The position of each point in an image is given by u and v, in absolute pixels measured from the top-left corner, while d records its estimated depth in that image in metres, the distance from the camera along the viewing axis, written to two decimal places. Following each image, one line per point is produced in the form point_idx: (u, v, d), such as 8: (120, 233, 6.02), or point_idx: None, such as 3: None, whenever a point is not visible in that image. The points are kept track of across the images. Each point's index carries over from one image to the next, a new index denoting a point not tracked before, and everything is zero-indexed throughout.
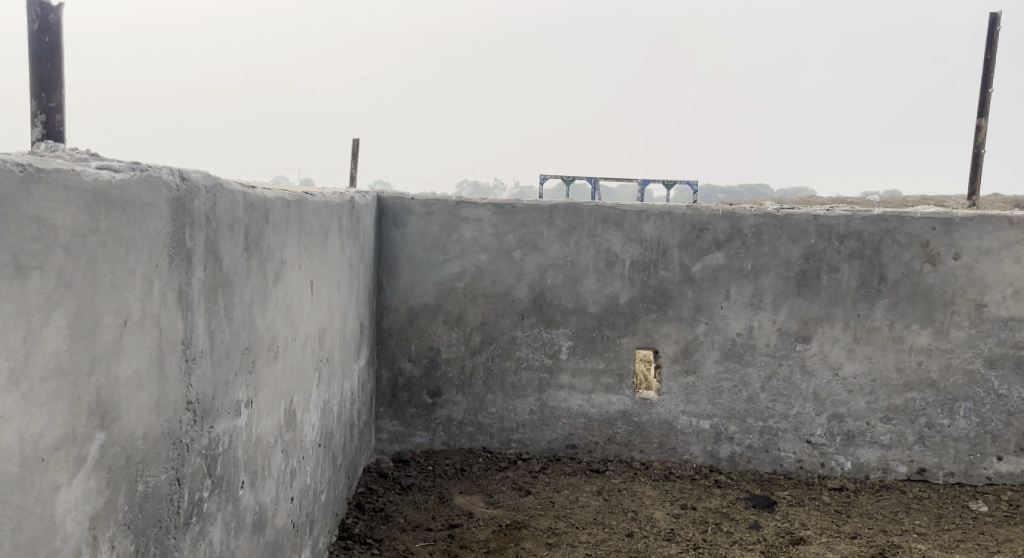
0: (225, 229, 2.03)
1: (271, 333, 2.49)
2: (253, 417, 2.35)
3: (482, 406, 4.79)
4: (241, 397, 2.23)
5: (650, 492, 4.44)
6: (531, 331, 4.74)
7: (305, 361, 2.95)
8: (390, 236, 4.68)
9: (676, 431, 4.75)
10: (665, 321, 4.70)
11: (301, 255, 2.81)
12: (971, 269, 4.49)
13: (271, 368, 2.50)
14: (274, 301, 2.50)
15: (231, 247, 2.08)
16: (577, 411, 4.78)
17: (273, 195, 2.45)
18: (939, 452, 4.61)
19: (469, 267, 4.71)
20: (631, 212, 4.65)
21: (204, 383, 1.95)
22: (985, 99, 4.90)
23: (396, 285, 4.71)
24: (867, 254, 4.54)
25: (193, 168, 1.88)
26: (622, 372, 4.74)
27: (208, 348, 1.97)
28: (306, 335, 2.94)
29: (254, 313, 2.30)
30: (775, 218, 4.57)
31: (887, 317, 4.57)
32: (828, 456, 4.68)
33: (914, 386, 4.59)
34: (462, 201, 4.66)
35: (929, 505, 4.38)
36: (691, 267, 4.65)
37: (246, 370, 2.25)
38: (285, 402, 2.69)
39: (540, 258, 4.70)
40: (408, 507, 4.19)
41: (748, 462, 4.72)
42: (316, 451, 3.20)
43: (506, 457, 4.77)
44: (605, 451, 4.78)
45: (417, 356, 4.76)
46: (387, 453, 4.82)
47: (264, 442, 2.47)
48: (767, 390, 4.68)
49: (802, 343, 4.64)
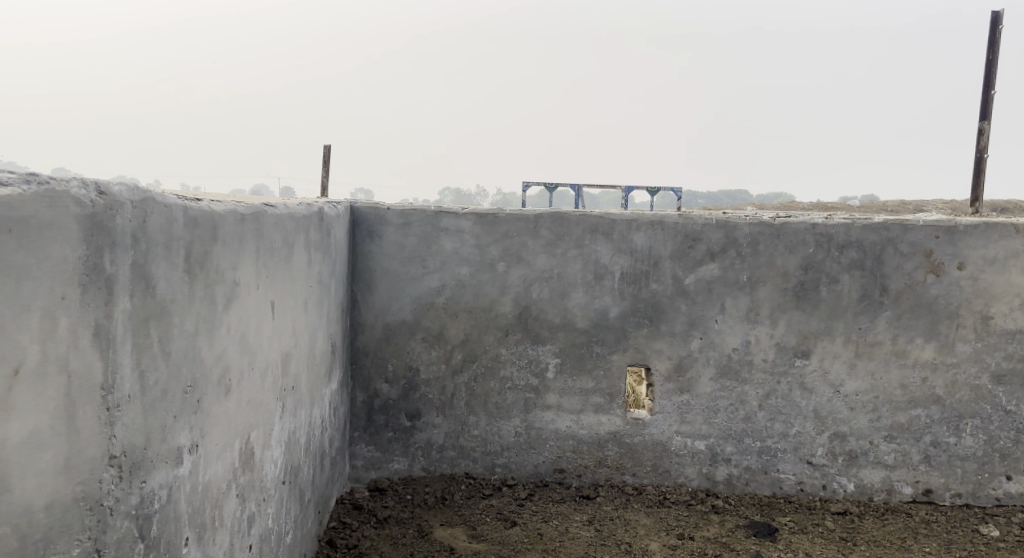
0: (159, 249, 1.74)
1: (222, 364, 2.20)
2: (199, 464, 2.06)
3: (463, 429, 4.50)
4: (184, 442, 1.95)
5: (645, 521, 4.18)
6: (515, 348, 4.46)
7: (265, 393, 2.66)
8: (365, 248, 4.39)
9: (670, 452, 4.48)
10: (657, 336, 4.44)
11: (259, 274, 2.52)
12: (977, 279, 4.27)
13: (222, 404, 2.21)
14: (225, 328, 2.21)
15: (168, 270, 1.79)
16: (565, 433, 4.50)
17: (222, 208, 2.16)
18: (945, 471, 4.37)
19: (450, 280, 4.42)
20: (620, 222, 4.39)
21: (133, 433, 1.66)
22: (986, 102, 4.68)
23: (371, 301, 4.42)
24: (868, 264, 4.30)
25: (114, 180, 1.61)
26: (612, 391, 4.47)
27: (138, 393, 1.68)
28: (266, 363, 2.65)
29: (198, 344, 2.01)
30: (771, 228, 4.33)
31: (890, 331, 4.34)
32: (830, 477, 4.43)
33: (918, 402, 4.36)
34: (442, 210, 4.39)
35: (937, 530, 4.15)
36: (685, 279, 4.39)
37: (190, 410, 1.97)
38: (240, 441, 2.40)
39: (524, 271, 4.42)
40: (384, 542, 3.91)
41: (746, 485, 4.46)
42: (279, 489, 2.91)
43: (490, 483, 4.49)
44: (595, 476, 4.51)
45: (394, 377, 4.46)
46: (362, 480, 4.52)
47: (214, 489, 2.18)
48: (765, 409, 4.43)
49: (801, 359, 4.40)
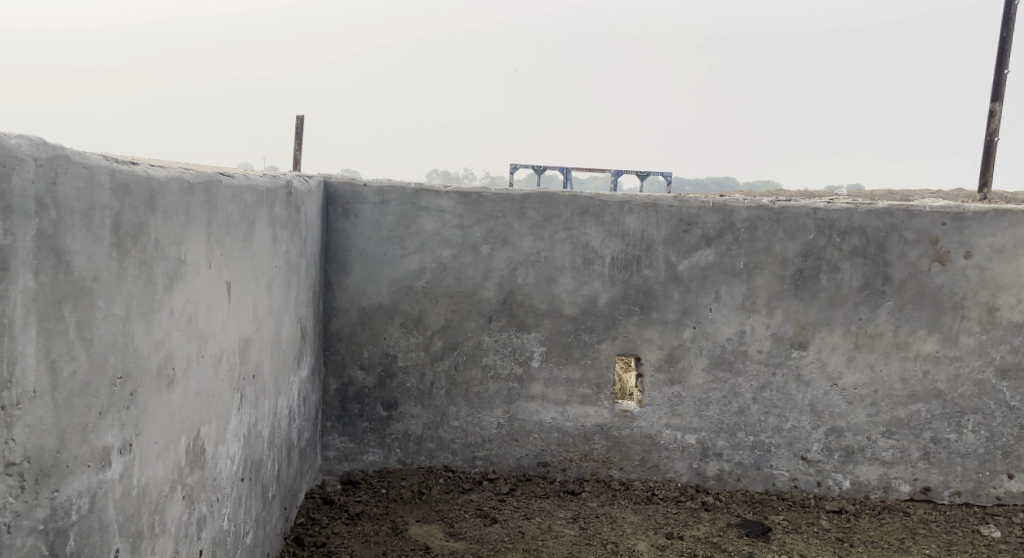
0: (77, 219, 1.52)
1: (164, 352, 1.95)
2: (134, 465, 1.81)
3: (443, 420, 4.27)
4: (113, 442, 1.69)
5: (631, 519, 3.98)
6: (498, 336, 4.22)
7: (219, 384, 2.41)
8: (340, 228, 4.13)
9: (659, 446, 4.27)
10: (648, 325, 4.21)
11: (211, 252, 2.26)
12: (984, 268, 4.06)
13: (163, 397, 1.96)
14: (168, 311, 1.96)
15: (90, 244, 1.56)
16: (550, 425, 4.28)
17: (163, 175, 1.91)
18: (945, 469, 4.19)
19: (430, 263, 4.17)
20: (612, 203, 4.14)
21: (42, 434, 1.47)
22: (998, 82, 4.46)
23: (346, 284, 4.16)
24: (871, 252, 4.09)
25: (10, 135, 1.41)
26: (600, 382, 4.25)
27: (48, 387, 1.47)
28: (220, 350, 2.39)
29: (131, 330, 1.75)
30: (770, 212, 4.10)
31: (892, 322, 4.13)
32: (825, 474, 4.23)
33: (919, 397, 4.17)
34: (422, 188, 4.12)
35: (936, 530, 3.97)
36: (678, 265, 4.16)
37: (121, 406, 1.72)
38: (186, 438, 2.15)
39: (510, 254, 4.18)
40: (356, 540, 3.69)
41: (737, 481, 4.26)
42: (237, 488, 2.67)
43: (470, 477, 4.27)
44: (580, 470, 4.29)
45: (370, 364, 4.22)
46: (335, 473, 4.29)
47: (154, 492, 1.94)
48: (759, 402, 4.23)
49: (798, 350, 4.19)
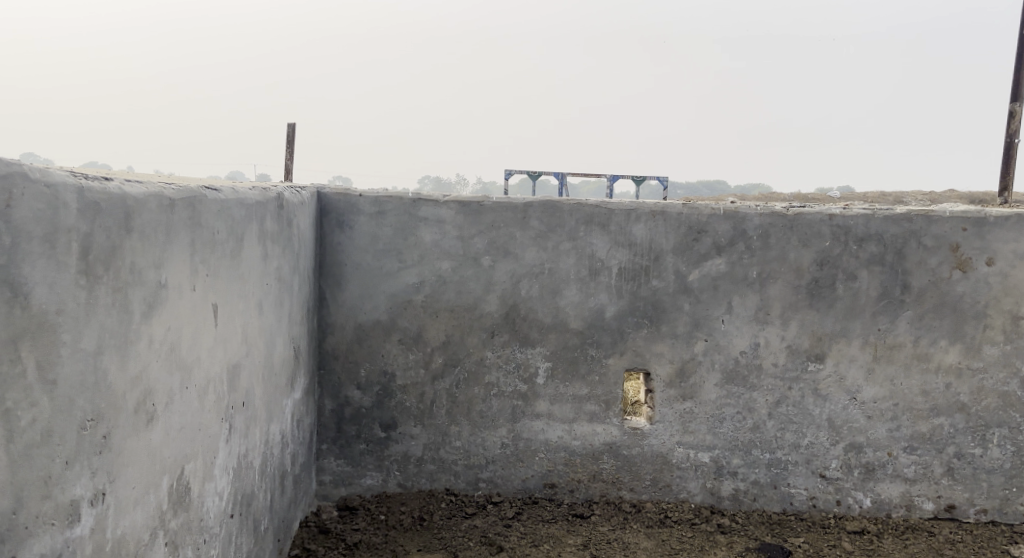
0: (36, 243, 1.37)
1: (142, 388, 1.75)
2: (108, 516, 1.61)
3: (444, 440, 4.07)
4: (82, 494, 1.51)
5: (645, 545, 3.79)
6: (502, 352, 4.03)
7: (205, 415, 2.21)
8: (334, 240, 3.93)
9: (671, 466, 4.08)
10: (658, 338, 4.03)
11: (196, 274, 2.07)
12: (1007, 276, 3.88)
13: (142, 437, 1.76)
14: (147, 341, 1.76)
15: (51, 272, 1.41)
16: (556, 444, 4.08)
17: (141, 190, 1.72)
18: (970, 485, 4.01)
19: (429, 276, 3.98)
20: (618, 211, 3.96)
21: None
22: (1017, 82, 4.30)
23: (341, 300, 3.97)
24: (889, 259, 3.91)
25: None
26: (609, 399, 4.06)
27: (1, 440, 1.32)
28: (206, 379, 2.19)
29: (103, 368, 1.56)
30: (784, 218, 3.92)
31: (912, 332, 3.95)
32: (845, 492, 4.06)
33: (941, 410, 3.99)
34: (420, 198, 3.93)
35: (964, 551, 3.79)
36: (688, 275, 3.98)
37: (91, 455, 1.53)
38: (169, 478, 1.95)
39: (512, 266, 3.99)
40: None
41: (753, 501, 4.08)
42: (226, 525, 2.46)
43: (473, 501, 4.07)
44: (589, 491, 4.10)
45: (367, 383, 4.02)
46: (331, 498, 4.09)
47: (132, 542, 1.75)
48: (775, 418, 4.04)
49: (815, 363, 4.00)
